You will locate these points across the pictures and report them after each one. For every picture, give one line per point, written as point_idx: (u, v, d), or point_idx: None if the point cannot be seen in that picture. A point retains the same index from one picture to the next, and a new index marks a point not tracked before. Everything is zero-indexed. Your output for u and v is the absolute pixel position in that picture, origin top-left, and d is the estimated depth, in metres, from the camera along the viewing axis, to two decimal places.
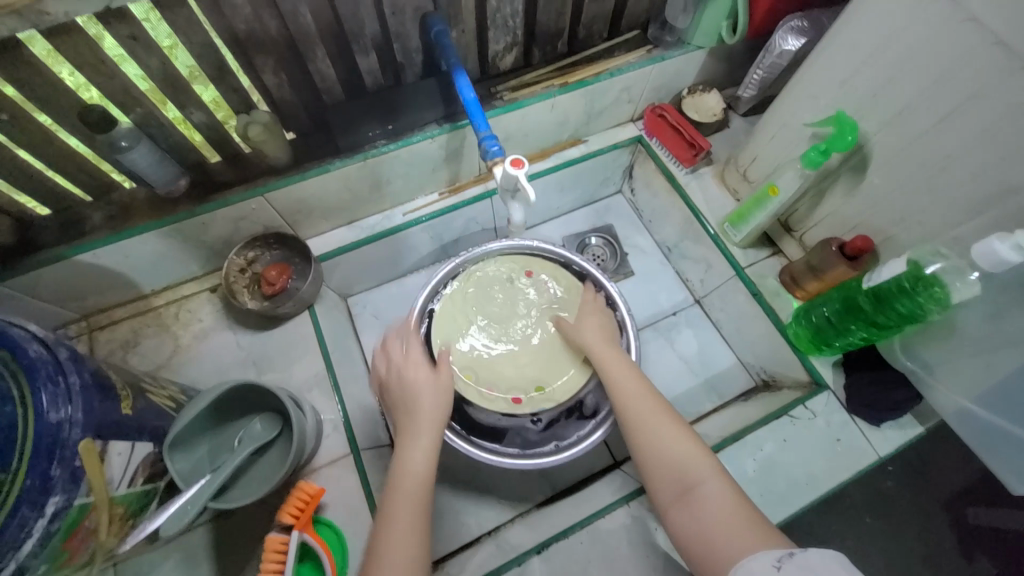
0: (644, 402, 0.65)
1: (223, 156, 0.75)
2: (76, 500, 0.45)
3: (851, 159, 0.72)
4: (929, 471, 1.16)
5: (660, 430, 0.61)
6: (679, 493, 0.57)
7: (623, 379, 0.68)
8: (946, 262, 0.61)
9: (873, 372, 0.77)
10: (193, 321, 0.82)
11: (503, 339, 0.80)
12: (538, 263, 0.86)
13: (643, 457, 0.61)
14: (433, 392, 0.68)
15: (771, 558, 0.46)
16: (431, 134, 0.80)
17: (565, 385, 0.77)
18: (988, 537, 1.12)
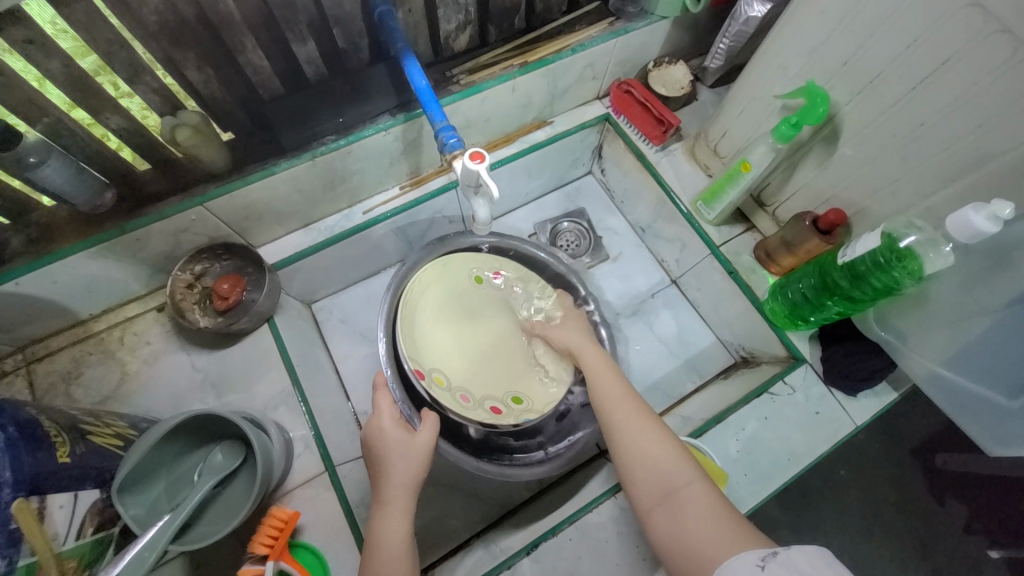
0: (627, 406, 0.64)
1: (154, 164, 0.68)
2: (20, 560, 0.41)
3: (822, 131, 0.70)
4: (899, 426, 1.20)
5: (643, 433, 0.61)
6: (661, 495, 0.56)
7: (607, 385, 0.67)
8: (921, 235, 0.61)
9: (849, 343, 0.78)
10: (141, 345, 0.76)
11: (480, 346, 0.79)
12: (506, 264, 0.86)
13: (624, 461, 0.60)
14: (406, 457, 0.64)
15: (755, 556, 0.45)
16: (384, 126, 0.74)
17: (545, 394, 0.77)
18: (956, 482, 1.17)
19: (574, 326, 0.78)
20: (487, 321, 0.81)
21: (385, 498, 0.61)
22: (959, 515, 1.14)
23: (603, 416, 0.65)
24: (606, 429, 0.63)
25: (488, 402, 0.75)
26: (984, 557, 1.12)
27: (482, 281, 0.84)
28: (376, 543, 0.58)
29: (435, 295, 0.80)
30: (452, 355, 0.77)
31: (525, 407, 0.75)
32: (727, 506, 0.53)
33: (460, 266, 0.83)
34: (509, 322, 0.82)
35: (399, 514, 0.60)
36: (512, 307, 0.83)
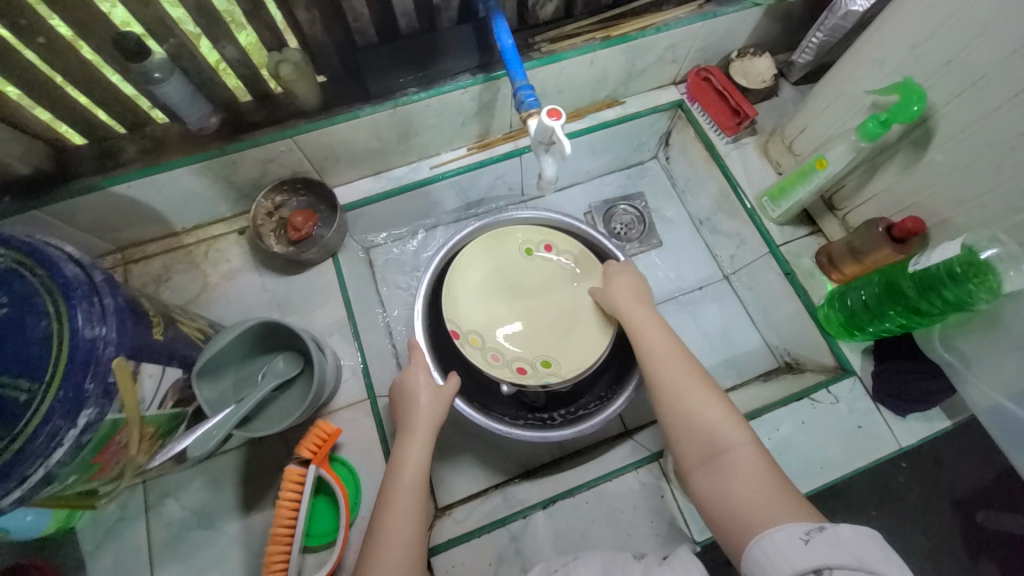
0: (675, 368, 0.64)
1: (254, 95, 0.75)
2: (107, 414, 0.46)
3: (912, 133, 0.67)
4: (942, 469, 1.14)
5: (690, 394, 0.61)
6: (704, 457, 0.57)
7: (658, 349, 0.67)
8: (1002, 249, 0.58)
9: (906, 359, 0.74)
10: (221, 261, 0.84)
11: (517, 311, 0.84)
12: (560, 239, 0.88)
13: (670, 420, 0.61)
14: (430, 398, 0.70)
15: (799, 529, 0.45)
16: (463, 84, 0.77)
17: (574, 362, 0.80)
18: (996, 539, 1.09)
19: (623, 284, 0.78)
20: (529, 290, 0.86)
21: (411, 431, 0.66)
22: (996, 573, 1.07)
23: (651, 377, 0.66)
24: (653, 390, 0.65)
25: (517, 363, 0.80)
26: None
27: (532, 253, 0.88)
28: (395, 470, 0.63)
29: (479, 268, 0.86)
30: (490, 319, 0.84)
31: (551, 371, 0.79)
32: (775, 472, 0.53)
33: (509, 237, 0.88)
34: (551, 291, 0.86)
35: (421, 448, 0.65)
36: (556, 277, 0.86)
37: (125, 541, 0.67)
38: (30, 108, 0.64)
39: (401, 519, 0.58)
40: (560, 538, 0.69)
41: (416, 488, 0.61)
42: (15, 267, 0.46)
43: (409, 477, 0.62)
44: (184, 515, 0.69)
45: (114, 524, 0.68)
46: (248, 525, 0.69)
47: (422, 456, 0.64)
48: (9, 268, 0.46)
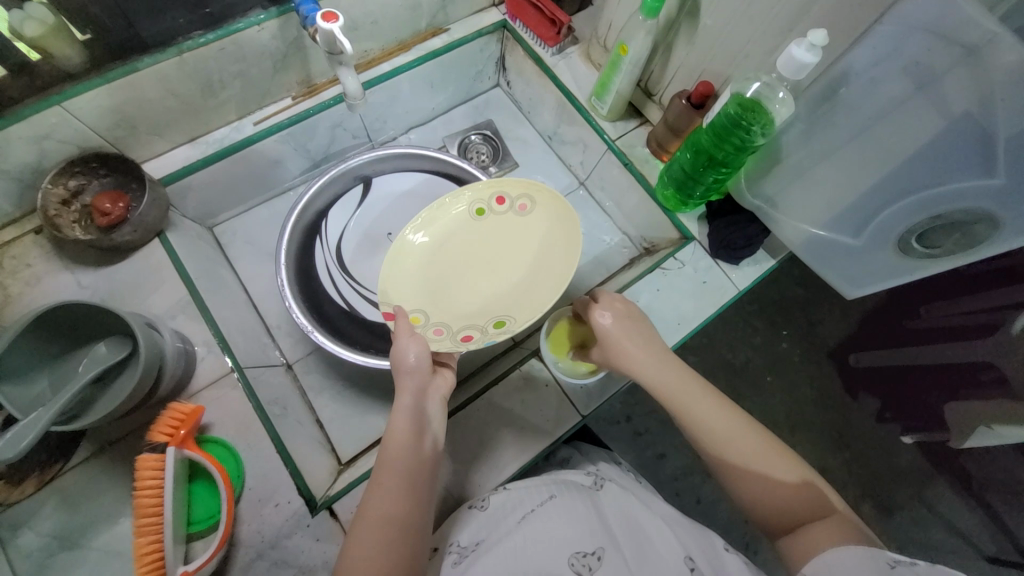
0: (738, 428, 0.60)
1: (8, 67, 0.64)
2: None
3: (686, 4, 0.74)
4: (811, 326, 1.30)
5: (761, 462, 0.57)
6: (785, 526, 0.55)
7: (711, 413, 0.61)
8: (763, 84, 0.66)
9: (730, 215, 0.84)
10: (21, 268, 0.72)
11: (464, 280, 0.80)
12: (508, 183, 0.80)
13: (740, 489, 0.58)
14: (412, 340, 0.66)
15: (886, 556, 0.47)
16: (257, 20, 0.71)
17: (528, 313, 0.74)
18: (867, 377, 1.27)
19: (629, 328, 0.67)
20: (481, 247, 0.81)
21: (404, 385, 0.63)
22: (872, 406, 1.25)
23: (706, 445, 0.60)
24: (713, 458, 0.59)
25: (466, 332, 0.76)
26: (898, 442, 1.23)
27: (483, 212, 0.81)
28: (387, 440, 0.60)
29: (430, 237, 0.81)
30: (438, 289, 0.79)
31: (502, 331, 0.74)
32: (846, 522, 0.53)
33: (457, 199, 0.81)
34: (506, 245, 0.80)
35: (410, 406, 0.62)
36: (508, 232, 0.81)
37: None
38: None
39: (390, 498, 0.57)
40: (460, 448, 0.71)
41: (409, 459, 0.59)
42: None
43: (399, 451, 0.59)
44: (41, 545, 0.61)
45: None
46: (120, 532, 0.62)
47: (419, 409, 0.63)
48: None
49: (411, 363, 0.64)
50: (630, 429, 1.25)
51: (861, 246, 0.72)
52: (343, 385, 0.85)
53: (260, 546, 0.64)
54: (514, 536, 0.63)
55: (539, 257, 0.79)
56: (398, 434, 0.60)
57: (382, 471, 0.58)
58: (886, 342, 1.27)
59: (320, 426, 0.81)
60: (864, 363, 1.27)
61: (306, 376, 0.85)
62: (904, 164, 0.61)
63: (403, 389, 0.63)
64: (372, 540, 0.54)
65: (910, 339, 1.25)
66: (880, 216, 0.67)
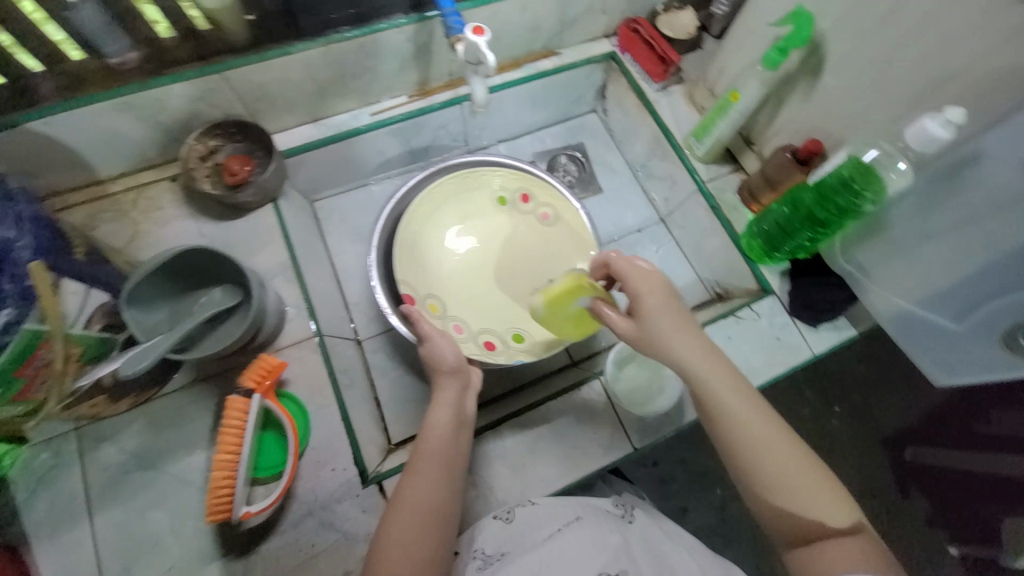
0: (774, 440, 0.57)
1: (178, 31, 0.72)
2: (26, 320, 0.45)
3: (807, 61, 0.74)
4: (870, 408, 1.24)
5: (797, 479, 0.55)
6: (806, 541, 0.55)
7: (750, 421, 0.57)
8: (882, 151, 0.65)
9: (817, 276, 0.83)
10: (152, 208, 0.80)
11: (485, 281, 0.93)
12: (536, 188, 0.94)
13: (767, 497, 0.56)
14: (444, 339, 0.73)
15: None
16: (398, 23, 0.78)
17: (544, 339, 0.87)
18: (921, 474, 1.19)
19: (669, 312, 0.62)
20: (502, 255, 0.94)
21: (445, 379, 0.70)
22: (922, 507, 1.17)
23: (740, 451, 0.57)
24: (744, 463, 0.57)
25: (484, 337, 0.87)
26: (943, 551, 1.15)
27: (505, 202, 0.95)
28: (426, 432, 0.65)
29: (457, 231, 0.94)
30: (460, 286, 0.92)
31: (522, 346, 0.87)
32: (879, 554, 0.53)
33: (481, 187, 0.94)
34: (525, 255, 0.94)
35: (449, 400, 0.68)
36: (524, 233, 0.95)
37: (60, 489, 0.65)
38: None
39: (427, 485, 0.61)
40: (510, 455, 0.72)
41: (445, 453, 0.64)
42: None
43: (438, 443, 0.64)
44: (123, 459, 0.67)
45: (45, 471, 0.65)
46: (191, 464, 0.67)
47: (455, 404, 0.68)
48: None
49: (452, 363, 0.71)
50: (658, 475, 1.22)
51: (961, 330, 0.74)
52: (403, 370, 0.88)
53: (312, 505, 0.67)
54: (538, 551, 0.67)
55: (549, 263, 0.93)
56: (437, 424, 0.66)
57: (421, 455, 0.63)
58: (952, 443, 1.18)
59: (377, 405, 0.84)
60: (921, 460, 1.19)
61: (372, 354, 0.89)
62: (1014, 257, 0.62)
63: (444, 385, 0.70)
64: (409, 522, 0.58)
65: (983, 445, 1.16)
66: (985, 306, 0.69)
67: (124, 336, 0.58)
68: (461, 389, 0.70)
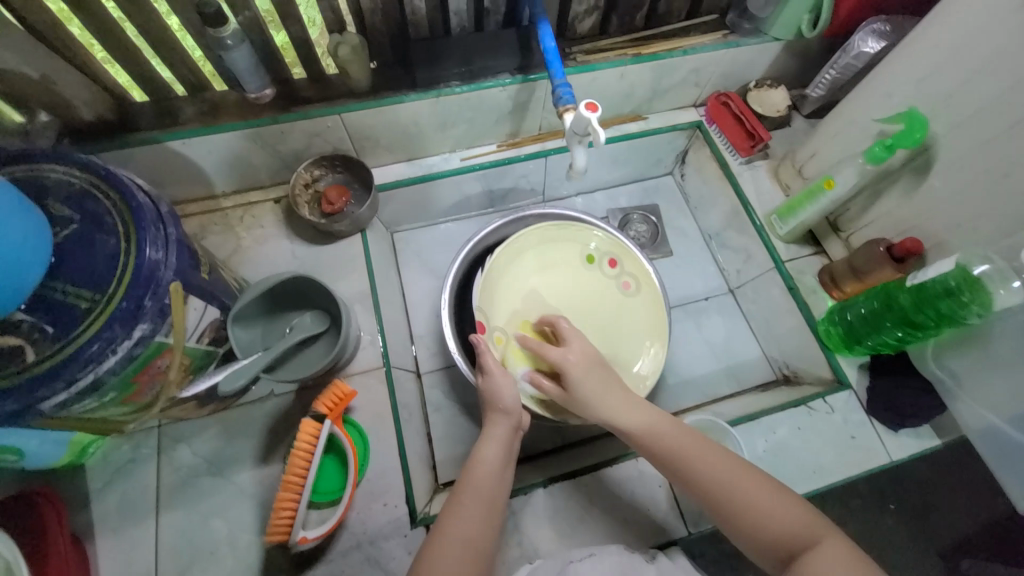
0: (705, 452, 0.60)
1: (308, 74, 0.80)
2: (158, 335, 0.49)
3: (914, 160, 0.73)
4: None
5: (738, 488, 0.56)
6: (782, 558, 0.52)
7: (673, 437, 0.62)
8: (994, 266, 0.62)
9: (901, 376, 0.78)
10: (255, 226, 0.87)
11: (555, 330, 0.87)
12: (627, 258, 0.92)
13: (731, 522, 0.56)
14: (504, 379, 0.71)
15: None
16: (504, 82, 0.83)
17: None
18: None
19: (593, 368, 0.71)
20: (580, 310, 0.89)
21: (497, 416, 0.70)
22: None
23: (677, 471, 0.60)
24: (699, 493, 0.59)
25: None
26: None
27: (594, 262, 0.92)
28: (473, 466, 0.65)
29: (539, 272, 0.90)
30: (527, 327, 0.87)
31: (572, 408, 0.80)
32: (862, 562, 0.49)
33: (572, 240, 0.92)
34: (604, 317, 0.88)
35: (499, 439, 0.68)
36: (608, 295, 0.90)
37: (136, 481, 0.69)
38: (94, 50, 0.68)
39: (470, 519, 0.60)
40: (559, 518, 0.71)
41: (490, 490, 0.63)
42: (91, 191, 0.49)
43: (484, 479, 0.63)
44: (195, 462, 0.70)
45: (127, 462, 0.69)
46: (255, 476, 0.70)
47: (505, 443, 0.68)
48: (87, 192, 0.49)
49: (507, 404, 0.70)
50: None
51: None
52: (457, 409, 0.89)
53: (361, 537, 0.68)
54: None
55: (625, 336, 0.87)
56: (486, 461, 0.65)
57: (466, 491, 0.62)
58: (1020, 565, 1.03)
59: (429, 441, 0.85)
60: None
61: (429, 389, 0.91)
62: None
63: (495, 423, 0.69)
64: (452, 556, 0.56)
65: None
66: None
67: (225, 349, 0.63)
68: (512, 431, 0.69)
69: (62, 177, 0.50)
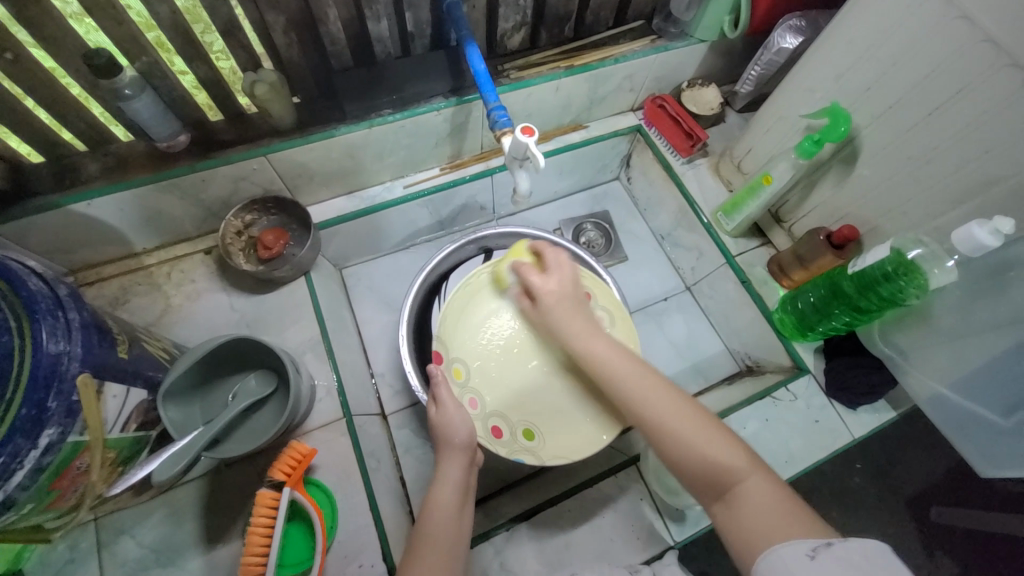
0: (647, 386, 0.59)
1: (226, 115, 0.75)
2: (70, 435, 0.43)
3: (843, 151, 0.76)
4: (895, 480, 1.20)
5: (678, 417, 0.56)
6: (715, 490, 0.52)
7: (621, 371, 0.61)
8: (925, 249, 0.67)
9: (853, 356, 0.81)
10: (186, 281, 0.81)
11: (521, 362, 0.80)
12: (600, 294, 0.84)
13: (665, 450, 0.56)
14: (458, 414, 0.68)
15: (802, 545, 0.43)
16: (438, 106, 0.80)
17: (556, 448, 0.74)
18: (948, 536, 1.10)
19: (564, 300, 0.69)
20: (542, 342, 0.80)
21: (453, 451, 0.66)
22: None
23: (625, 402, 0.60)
24: (642, 424, 0.58)
25: (495, 421, 0.76)
26: None
27: None
28: (429, 513, 0.61)
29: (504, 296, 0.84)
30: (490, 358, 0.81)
31: (528, 446, 0.74)
32: (790, 496, 0.49)
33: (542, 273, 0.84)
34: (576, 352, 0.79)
35: (456, 480, 0.64)
36: None
37: None
38: None
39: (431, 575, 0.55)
40: (545, 549, 0.69)
41: (449, 537, 0.59)
42: None
43: (443, 526, 0.60)
44: (142, 554, 0.64)
45: (58, 568, 0.62)
46: (214, 559, 0.64)
47: (461, 484, 0.64)
48: None
49: (460, 439, 0.66)
50: None
51: (1003, 425, 0.70)
52: (429, 447, 0.86)
53: None
54: None
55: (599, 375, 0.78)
56: (443, 507, 0.61)
57: (426, 543, 0.58)
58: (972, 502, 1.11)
59: (402, 485, 0.81)
60: (944, 521, 1.10)
61: (397, 429, 0.87)
62: None
63: (449, 462, 0.66)
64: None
65: (998, 501, 1.11)
66: None
67: (156, 431, 0.58)
68: (466, 471, 0.66)
69: None
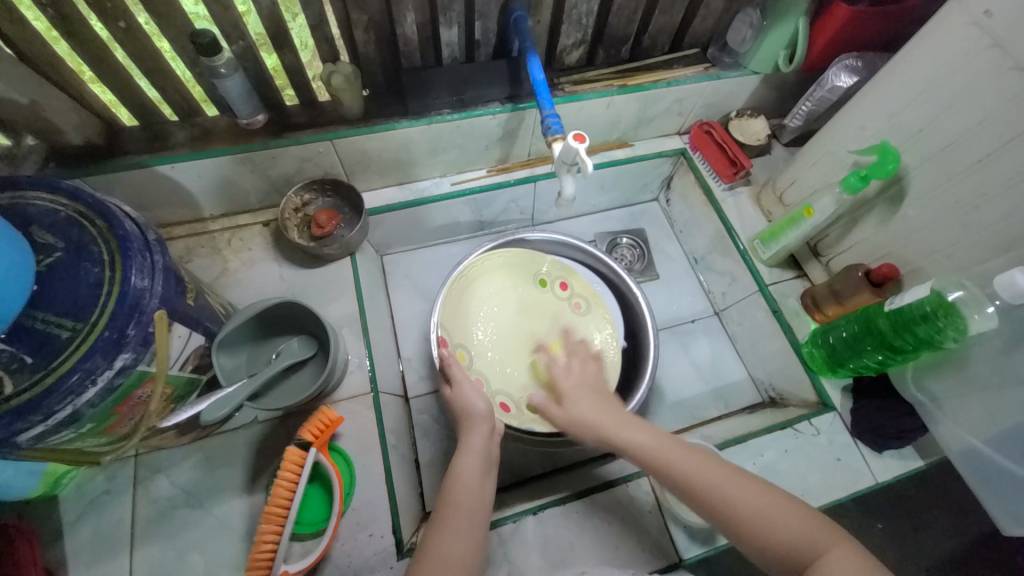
0: (698, 465, 0.59)
1: (301, 101, 0.81)
2: (140, 363, 0.49)
3: (888, 190, 0.76)
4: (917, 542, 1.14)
5: (733, 492, 0.56)
6: (795, 566, 0.51)
7: (663, 449, 0.62)
8: (967, 292, 0.66)
9: (882, 399, 0.79)
10: (243, 249, 0.87)
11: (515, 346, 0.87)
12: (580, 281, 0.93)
13: (736, 531, 0.55)
14: (473, 389, 0.72)
15: None
16: (494, 111, 0.85)
17: None
18: None
19: (587, 394, 0.72)
20: (527, 323, 0.89)
21: (475, 421, 0.68)
22: None
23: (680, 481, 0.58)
24: (706, 507, 0.57)
25: (501, 399, 0.81)
26: None
27: (546, 284, 0.92)
28: (453, 479, 0.62)
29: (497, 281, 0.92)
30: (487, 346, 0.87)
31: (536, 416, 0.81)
32: (867, 560, 0.49)
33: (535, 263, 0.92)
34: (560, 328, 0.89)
35: (478, 449, 0.66)
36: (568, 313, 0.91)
37: (110, 515, 0.66)
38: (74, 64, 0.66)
39: (458, 536, 0.57)
40: (549, 546, 0.70)
41: (474, 505, 0.60)
42: (77, 217, 0.49)
43: (466, 492, 0.61)
44: (173, 493, 0.68)
45: (97, 495, 0.67)
46: (237, 507, 0.68)
47: (486, 452, 0.66)
48: (71, 218, 0.49)
49: (479, 410, 0.69)
50: None
51: None
52: (446, 435, 0.88)
53: (345, 571, 0.65)
54: None
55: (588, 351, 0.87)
56: (465, 475, 0.63)
57: (449, 513, 0.59)
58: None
59: (417, 468, 0.84)
60: None
61: (418, 413, 0.90)
62: None
63: (471, 432, 0.68)
64: None
65: None
66: None
67: (206, 378, 0.63)
68: (487, 441, 0.67)
69: (46, 205, 0.49)
